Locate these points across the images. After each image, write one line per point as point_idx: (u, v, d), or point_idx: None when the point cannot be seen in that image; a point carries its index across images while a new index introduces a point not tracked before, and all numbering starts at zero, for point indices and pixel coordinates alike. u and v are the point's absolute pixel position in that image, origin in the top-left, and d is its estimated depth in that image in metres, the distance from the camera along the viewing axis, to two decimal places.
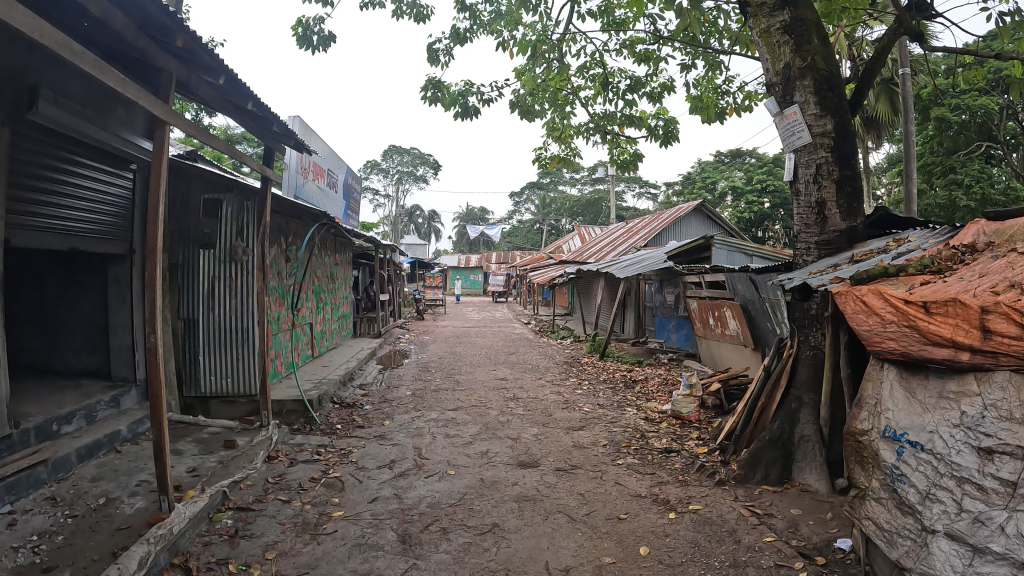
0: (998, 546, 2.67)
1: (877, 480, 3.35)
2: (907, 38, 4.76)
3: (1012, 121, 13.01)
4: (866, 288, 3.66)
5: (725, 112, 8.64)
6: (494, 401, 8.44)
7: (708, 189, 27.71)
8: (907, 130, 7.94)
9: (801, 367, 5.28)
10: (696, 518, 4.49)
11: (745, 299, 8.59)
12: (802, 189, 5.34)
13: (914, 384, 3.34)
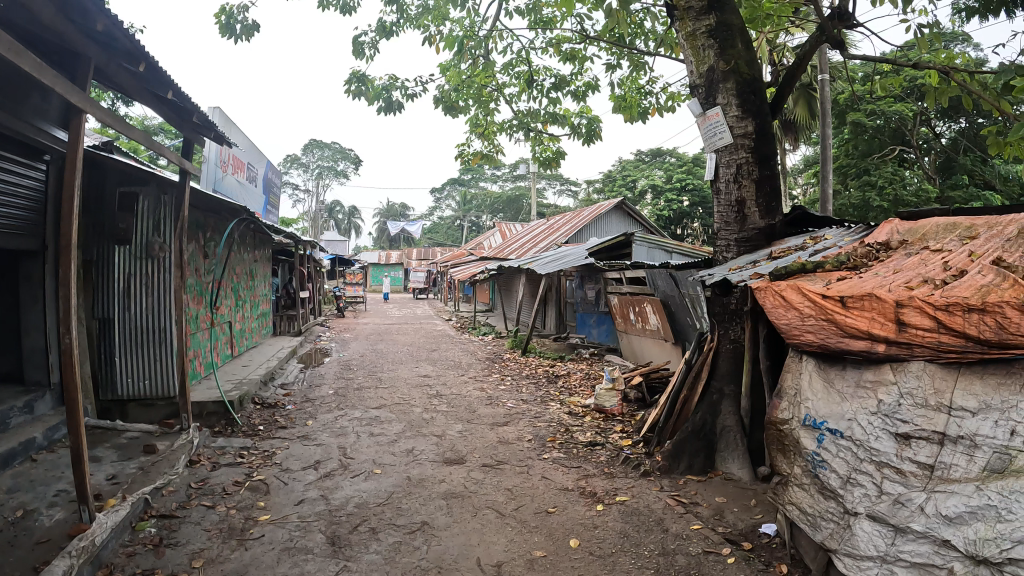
0: (919, 525, 2.83)
1: (800, 467, 3.51)
2: (828, 46, 4.97)
3: (924, 127, 13.61)
4: (784, 283, 3.81)
5: (648, 111, 8.82)
6: (418, 399, 8.35)
7: (628, 188, 28.28)
8: (824, 133, 8.26)
9: (721, 361, 5.38)
10: (625, 509, 4.59)
11: (667, 295, 8.74)
12: (723, 188, 5.51)
13: (833, 374, 3.50)
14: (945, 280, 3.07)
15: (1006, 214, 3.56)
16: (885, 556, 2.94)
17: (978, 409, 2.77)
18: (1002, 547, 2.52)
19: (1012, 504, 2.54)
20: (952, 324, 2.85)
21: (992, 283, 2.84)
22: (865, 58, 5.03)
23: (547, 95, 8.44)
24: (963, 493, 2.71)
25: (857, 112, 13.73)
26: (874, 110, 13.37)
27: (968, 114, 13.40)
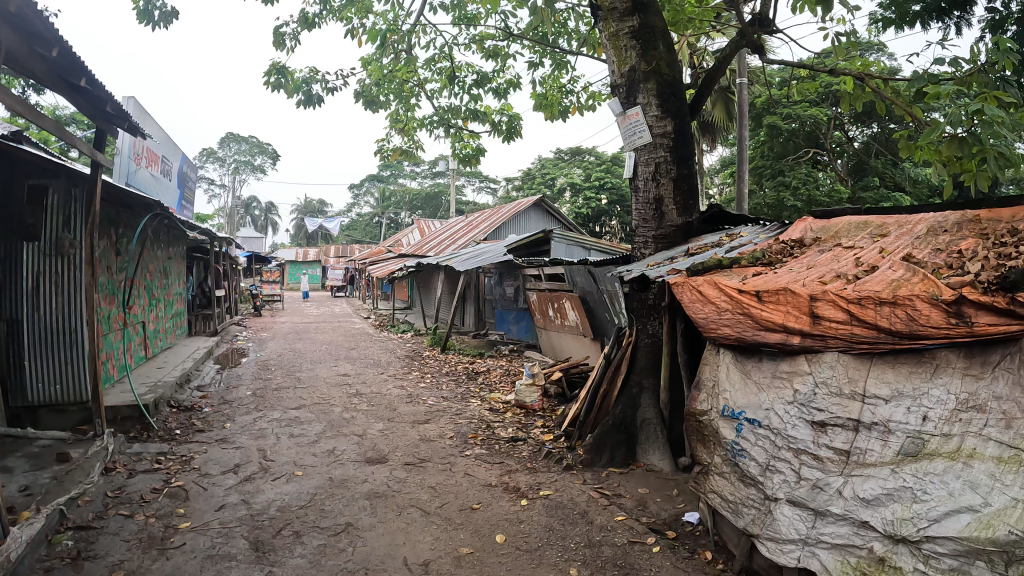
0: (838, 508, 2.99)
1: (719, 456, 3.66)
2: (747, 50, 5.15)
3: (838, 131, 14.15)
4: (702, 279, 3.92)
5: (568, 110, 8.95)
6: (337, 398, 8.15)
7: (547, 185, 28.49)
8: (741, 135, 8.56)
9: (639, 355, 5.51)
10: (549, 503, 4.57)
11: (586, 291, 8.76)
12: (641, 186, 5.60)
13: (749, 366, 3.63)
14: (856, 275, 3.25)
15: (912, 214, 3.82)
16: (807, 539, 3.10)
17: (891, 396, 2.94)
18: (919, 526, 2.70)
19: (927, 485, 2.73)
20: (864, 317, 3.03)
21: (902, 279, 3.04)
22: (783, 63, 5.23)
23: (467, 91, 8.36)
24: (880, 476, 2.89)
25: (774, 115, 14.37)
26: (790, 114, 14.10)
27: (880, 121, 14.10)
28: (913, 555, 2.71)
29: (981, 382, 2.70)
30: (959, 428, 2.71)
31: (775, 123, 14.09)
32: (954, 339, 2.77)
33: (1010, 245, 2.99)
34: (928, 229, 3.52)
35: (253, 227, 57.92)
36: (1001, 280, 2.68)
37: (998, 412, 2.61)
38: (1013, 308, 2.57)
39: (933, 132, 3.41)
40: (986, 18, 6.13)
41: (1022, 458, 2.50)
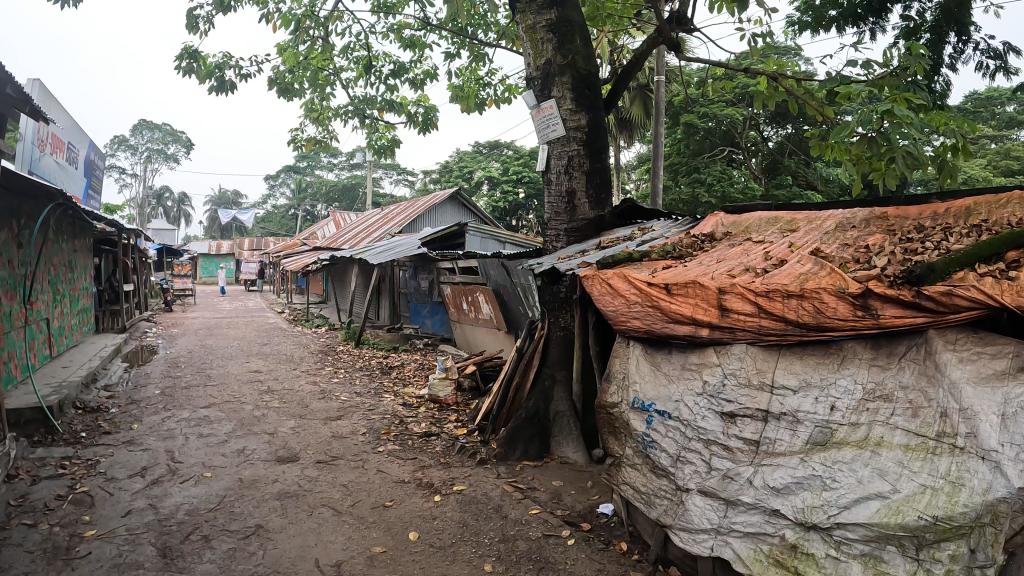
0: (749, 497, 3.04)
1: (631, 447, 3.70)
2: (665, 48, 5.23)
3: (753, 132, 14.63)
4: (612, 271, 3.98)
5: (485, 103, 8.55)
6: (249, 395, 7.84)
7: (464, 179, 27.92)
8: (656, 131, 8.66)
9: (552, 348, 5.37)
10: (462, 499, 4.44)
11: (500, 284, 8.79)
12: (554, 178, 5.47)
13: (659, 358, 3.70)
14: (764, 269, 3.33)
15: (823, 209, 3.94)
16: (719, 528, 3.14)
17: (798, 387, 3.02)
18: (830, 513, 2.77)
19: (836, 473, 2.80)
20: (772, 310, 3.09)
21: (810, 272, 3.11)
22: (702, 62, 5.29)
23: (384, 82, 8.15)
24: (789, 465, 2.96)
25: (691, 114, 14.60)
26: (706, 113, 14.31)
27: (794, 123, 14.51)
28: (824, 541, 2.78)
29: (887, 372, 2.80)
30: (867, 417, 2.80)
31: (692, 122, 14.33)
32: (859, 331, 2.86)
33: (914, 241, 3.11)
34: (837, 225, 3.63)
35: (165, 217, 55.47)
36: (904, 274, 2.78)
37: (904, 402, 2.71)
38: (918, 301, 2.69)
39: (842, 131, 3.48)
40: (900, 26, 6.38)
41: (928, 446, 2.60)
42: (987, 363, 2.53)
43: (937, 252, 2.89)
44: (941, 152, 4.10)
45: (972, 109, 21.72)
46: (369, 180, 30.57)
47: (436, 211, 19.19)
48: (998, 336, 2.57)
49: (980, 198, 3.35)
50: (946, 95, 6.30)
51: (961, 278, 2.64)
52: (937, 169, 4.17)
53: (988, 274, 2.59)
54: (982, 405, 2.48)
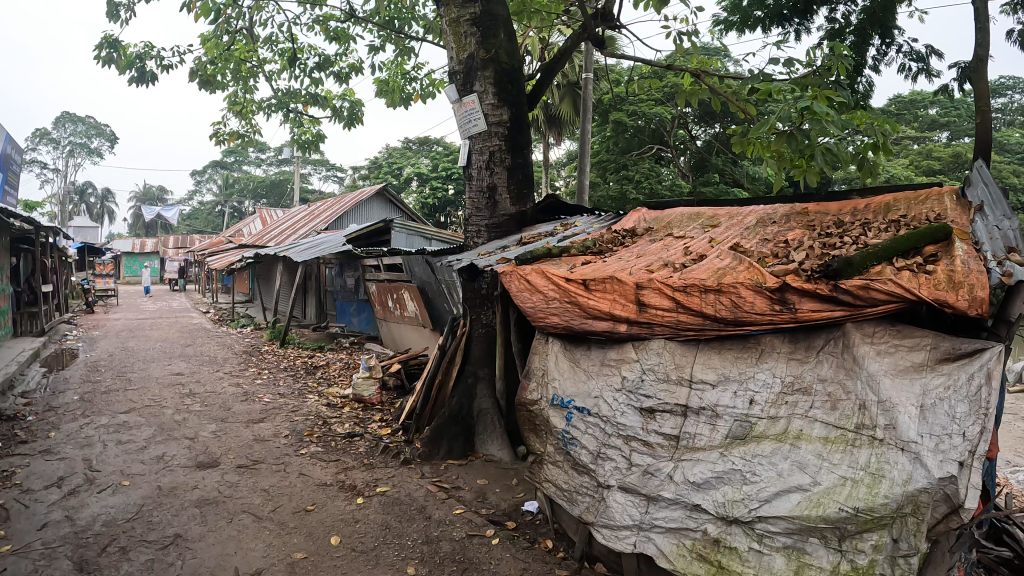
0: (670, 492, 3.05)
1: (552, 445, 3.64)
2: (590, 44, 5.27)
3: (682, 130, 14.53)
4: (530, 267, 3.90)
5: (410, 99, 7.94)
6: (170, 398, 7.54)
7: (394, 174, 25.59)
8: (585, 128, 8.57)
9: (473, 346, 5.23)
10: (386, 500, 4.36)
11: (424, 282, 8.49)
12: (475, 174, 5.37)
13: (578, 355, 3.67)
14: (682, 264, 3.35)
15: (744, 206, 3.99)
16: (641, 524, 3.12)
17: (717, 381, 3.05)
18: (751, 506, 2.79)
19: (755, 467, 2.83)
20: (689, 304, 3.11)
21: (729, 267, 3.14)
22: (630, 58, 5.33)
23: (308, 75, 7.95)
24: (709, 459, 2.97)
25: (620, 112, 14.36)
26: (636, 112, 14.15)
27: (722, 121, 14.45)
28: (746, 535, 2.80)
29: (805, 366, 2.86)
30: (785, 410, 2.85)
31: (622, 120, 14.05)
32: (777, 325, 2.90)
33: (834, 236, 3.16)
34: (758, 220, 3.68)
35: (88, 215, 53.11)
36: (821, 268, 2.83)
37: (823, 395, 2.78)
38: (836, 295, 2.73)
39: (762, 127, 3.55)
40: (827, 27, 6.55)
41: (847, 438, 2.67)
42: (906, 355, 2.63)
43: (854, 246, 2.94)
44: (863, 150, 4.17)
45: (895, 111, 22.53)
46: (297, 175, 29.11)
47: (363, 207, 17.92)
48: (914, 328, 2.68)
49: (900, 195, 3.48)
50: (869, 95, 6.48)
51: (879, 272, 2.68)
52: (858, 167, 4.24)
53: (904, 268, 2.67)
54: (901, 397, 2.58)
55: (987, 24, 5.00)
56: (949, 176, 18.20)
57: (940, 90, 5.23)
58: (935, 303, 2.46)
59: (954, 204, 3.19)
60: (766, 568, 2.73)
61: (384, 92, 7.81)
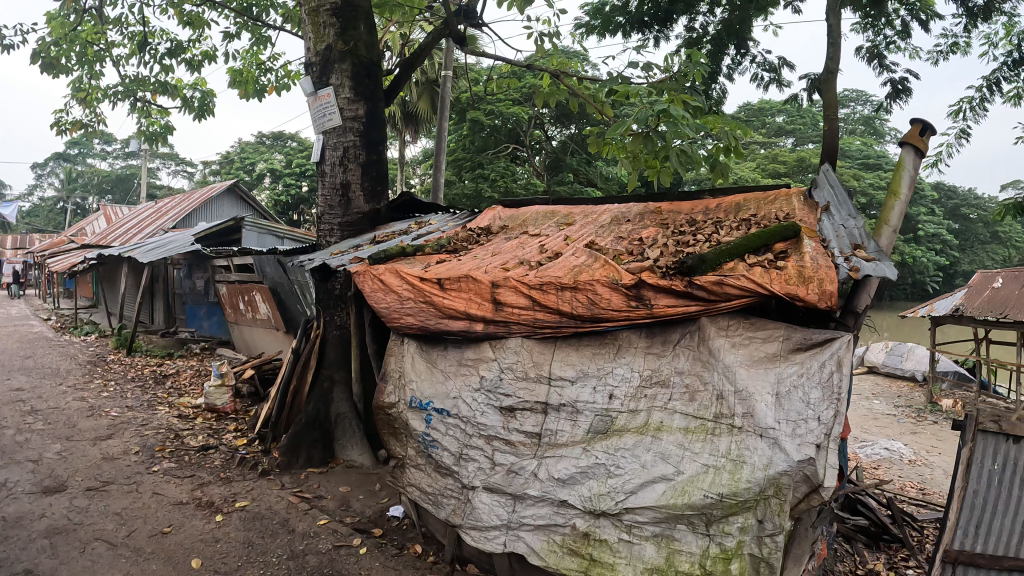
0: (535, 490, 3.05)
1: (413, 448, 3.55)
2: (451, 41, 5.28)
3: (538, 130, 14.29)
4: (383, 266, 3.73)
5: (265, 90, 7.47)
6: (5, 417, 6.74)
7: (245, 170, 22.56)
8: (441, 127, 8.35)
9: (328, 347, 5.00)
10: (246, 515, 4.14)
11: (276, 282, 8.06)
12: (327, 170, 5.18)
13: (434, 356, 3.59)
14: (538, 262, 3.39)
15: (597, 205, 4.24)
16: (509, 523, 3.11)
17: (576, 377, 3.10)
18: (617, 499, 2.84)
19: (618, 460, 2.88)
20: (546, 302, 3.13)
21: (585, 265, 3.19)
22: (490, 55, 5.41)
23: (159, 61, 7.45)
24: (572, 455, 3.00)
25: (477, 110, 13.71)
26: (492, 110, 13.59)
27: (578, 123, 14.54)
28: (615, 526, 2.86)
29: (662, 359, 2.95)
30: (645, 404, 2.93)
31: (479, 119, 13.44)
32: (633, 320, 2.97)
33: (686, 235, 3.29)
34: (612, 219, 3.87)
35: None
36: (676, 265, 2.92)
37: (681, 386, 2.88)
38: (691, 291, 2.82)
39: (619, 128, 3.61)
40: (686, 36, 6.86)
41: (706, 427, 2.77)
42: (760, 346, 2.78)
43: (706, 244, 3.06)
44: (716, 154, 4.36)
45: (744, 118, 23.93)
46: (143, 170, 26.44)
47: (214, 203, 15.45)
48: (766, 320, 2.85)
49: (749, 196, 3.69)
50: (724, 101, 6.83)
51: (731, 268, 2.80)
52: (712, 168, 4.44)
53: (756, 265, 2.78)
54: (756, 387, 2.71)
55: (841, 39, 5.36)
56: (794, 177, 19.59)
57: (795, 99, 5.56)
58: (787, 297, 2.60)
59: (802, 205, 3.40)
60: (636, 558, 2.80)
61: (236, 82, 7.38)
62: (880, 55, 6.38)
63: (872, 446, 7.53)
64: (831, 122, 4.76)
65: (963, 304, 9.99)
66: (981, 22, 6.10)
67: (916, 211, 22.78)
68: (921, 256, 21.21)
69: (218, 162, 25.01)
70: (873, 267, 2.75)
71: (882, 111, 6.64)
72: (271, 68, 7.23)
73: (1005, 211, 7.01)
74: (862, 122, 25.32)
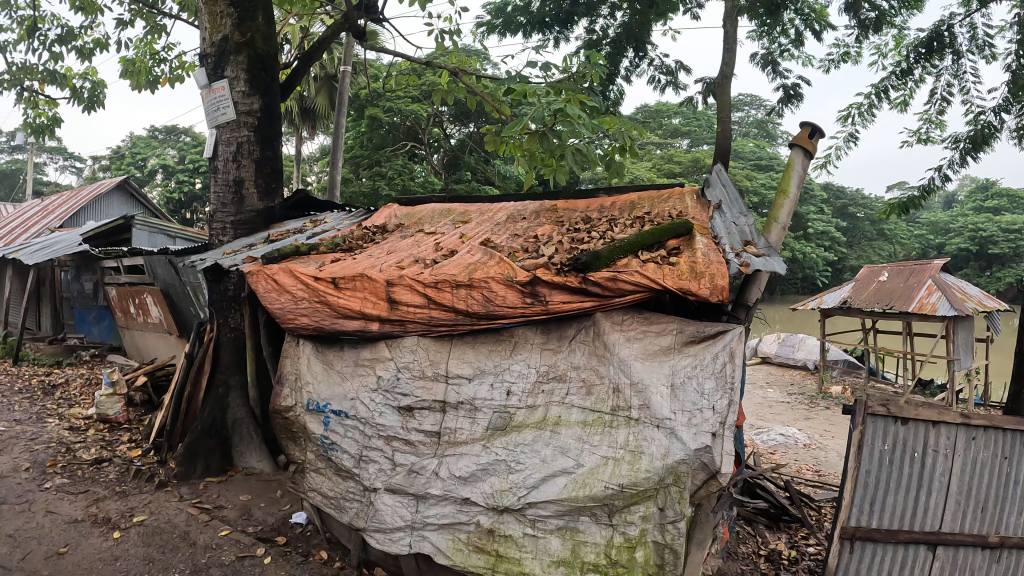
0: (437, 489, 3.04)
1: (312, 452, 3.47)
2: (351, 35, 5.21)
3: (436, 128, 14.30)
4: (277, 266, 3.63)
5: (159, 82, 7.11)
6: None
7: (137, 167, 21.49)
8: (339, 123, 8.20)
9: (222, 351, 4.81)
10: (145, 530, 3.88)
11: (167, 284, 7.73)
12: (220, 167, 4.99)
13: (330, 356, 3.52)
14: (433, 260, 3.38)
15: (493, 204, 4.29)
16: (413, 524, 3.08)
17: (473, 375, 3.10)
18: (519, 494, 2.87)
19: (519, 456, 2.91)
20: (441, 300, 3.13)
21: (480, 262, 3.21)
22: (389, 51, 5.39)
23: (47, 48, 6.98)
24: (472, 453, 3.01)
25: (376, 107, 13.52)
26: (392, 108, 13.38)
27: (476, 121, 14.69)
28: (519, 521, 2.88)
29: (559, 355, 3.01)
30: (543, 399, 2.97)
31: (378, 116, 13.20)
32: (528, 317, 3.00)
33: (581, 232, 3.36)
34: (508, 217, 3.94)
35: None
36: (570, 261, 2.98)
37: (578, 380, 2.94)
38: (585, 287, 2.88)
39: (517, 126, 3.66)
40: (586, 37, 7.04)
41: (604, 420, 2.84)
42: (655, 340, 2.88)
43: (600, 241, 3.14)
44: (611, 153, 4.55)
45: (642, 119, 24.64)
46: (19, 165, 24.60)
47: (101, 201, 14.54)
48: (660, 315, 2.94)
49: (643, 194, 3.80)
50: (621, 101, 7.04)
51: (625, 265, 2.87)
52: (607, 167, 4.61)
53: (648, 260, 2.88)
54: (651, 379, 2.81)
55: (735, 45, 5.60)
56: (689, 177, 20.39)
57: (690, 101, 5.79)
58: (680, 291, 2.70)
59: (694, 204, 3.55)
60: (542, 551, 2.83)
61: (128, 72, 6.99)
62: (774, 61, 6.71)
63: (769, 432, 7.90)
64: (725, 124, 4.97)
65: (850, 296, 10.65)
66: (871, 33, 6.50)
67: (805, 210, 24.11)
68: (810, 252, 22.48)
69: (107, 156, 23.59)
70: (762, 262, 2.88)
71: (774, 114, 6.98)
72: (166, 59, 6.89)
73: (888, 209, 7.49)
74: (755, 126, 26.63)
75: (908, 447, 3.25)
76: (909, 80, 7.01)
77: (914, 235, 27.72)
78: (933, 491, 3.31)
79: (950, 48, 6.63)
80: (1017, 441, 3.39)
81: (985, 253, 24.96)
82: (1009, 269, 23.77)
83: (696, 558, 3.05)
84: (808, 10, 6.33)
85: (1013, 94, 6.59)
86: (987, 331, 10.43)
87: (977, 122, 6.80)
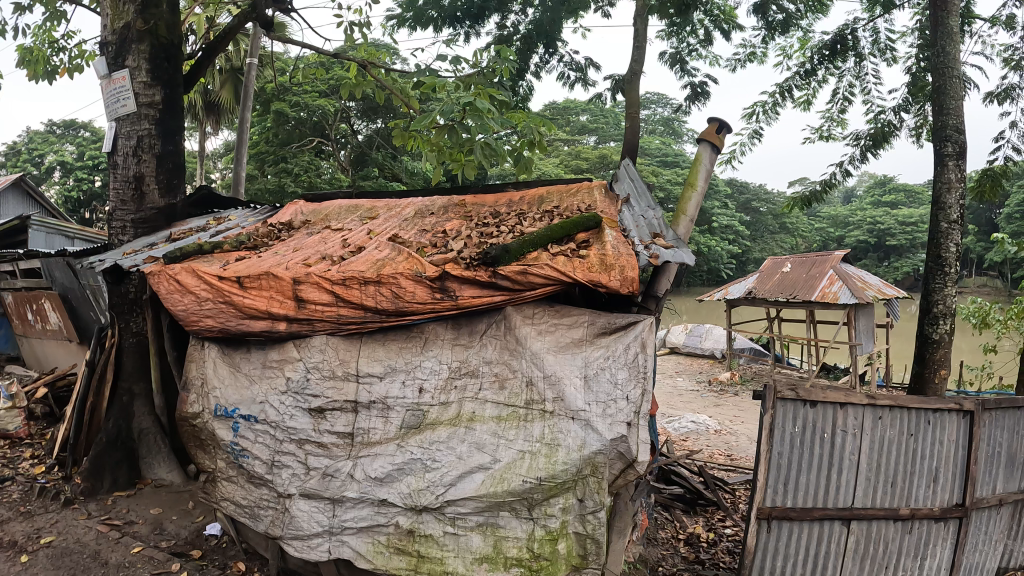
0: (354, 492, 2.96)
1: (222, 459, 3.34)
2: (259, 26, 5.04)
3: (344, 124, 14.05)
4: (179, 266, 3.46)
5: (57, 72, 6.68)
6: None
7: (33, 164, 20.21)
8: (243, 119, 7.90)
9: (125, 358, 4.58)
10: (54, 552, 3.65)
11: (66, 288, 7.30)
12: (119, 162, 4.74)
13: (237, 358, 3.41)
14: (340, 257, 3.32)
15: (402, 199, 4.25)
16: (331, 529, 2.98)
17: (384, 373, 3.07)
18: (437, 493, 2.83)
19: (434, 453, 2.88)
20: (349, 297, 3.07)
21: (388, 258, 3.17)
22: (298, 43, 5.25)
23: None
24: (387, 453, 2.96)
25: (281, 102, 13.17)
26: (298, 102, 13.11)
27: (383, 116, 14.54)
28: (438, 520, 2.84)
29: (470, 350, 3.01)
30: (456, 395, 2.97)
31: (284, 110, 12.88)
32: (438, 313, 2.98)
33: (490, 227, 3.38)
34: (416, 213, 3.90)
35: None
36: (479, 255, 2.98)
37: (490, 375, 2.95)
38: (495, 280, 2.89)
39: (426, 120, 3.63)
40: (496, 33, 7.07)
41: (519, 414, 2.86)
42: (566, 333, 2.94)
43: (510, 235, 3.16)
44: (520, 148, 4.59)
45: (553, 115, 24.94)
46: None
47: None
48: (571, 307, 2.99)
49: (552, 188, 3.85)
50: (528, 96, 7.12)
51: (535, 258, 2.89)
52: (516, 162, 4.66)
53: (557, 253, 2.90)
54: (565, 371, 2.84)
55: (640, 42, 5.73)
56: (596, 174, 20.87)
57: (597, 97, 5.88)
58: (590, 283, 2.75)
59: (603, 197, 3.61)
60: (463, 550, 2.81)
61: (23, 61, 6.53)
62: (682, 60, 6.90)
63: (681, 420, 8.12)
64: (633, 121, 5.07)
65: (755, 286, 11.06)
66: (777, 35, 6.77)
67: (711, 205, 25.00)
68: (716, 245, 23.32)
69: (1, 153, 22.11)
70: (672, 254, 2.94)
71: (680, 112, 7.18)
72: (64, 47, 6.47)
73: (793, 202, 7.81)
74: (662, 124, 27.40)
75: (818, 428, 3.40)
76: (812, 80, 7.34)
77: (817, 228, 29.13)
78: (843, 469, 3.47)
79: (852, 51, 6.98)
80: (921, 418, 3.57)
81: (881, 244, 26.48)
82: (904, 259, 25.27)
83: (618, 546, 3.09)
84: (717, 11, 6.55)
85: (910, 95, 6.98)
86: (886, 317, 11.04)
87: (877, 121, 7.18)
